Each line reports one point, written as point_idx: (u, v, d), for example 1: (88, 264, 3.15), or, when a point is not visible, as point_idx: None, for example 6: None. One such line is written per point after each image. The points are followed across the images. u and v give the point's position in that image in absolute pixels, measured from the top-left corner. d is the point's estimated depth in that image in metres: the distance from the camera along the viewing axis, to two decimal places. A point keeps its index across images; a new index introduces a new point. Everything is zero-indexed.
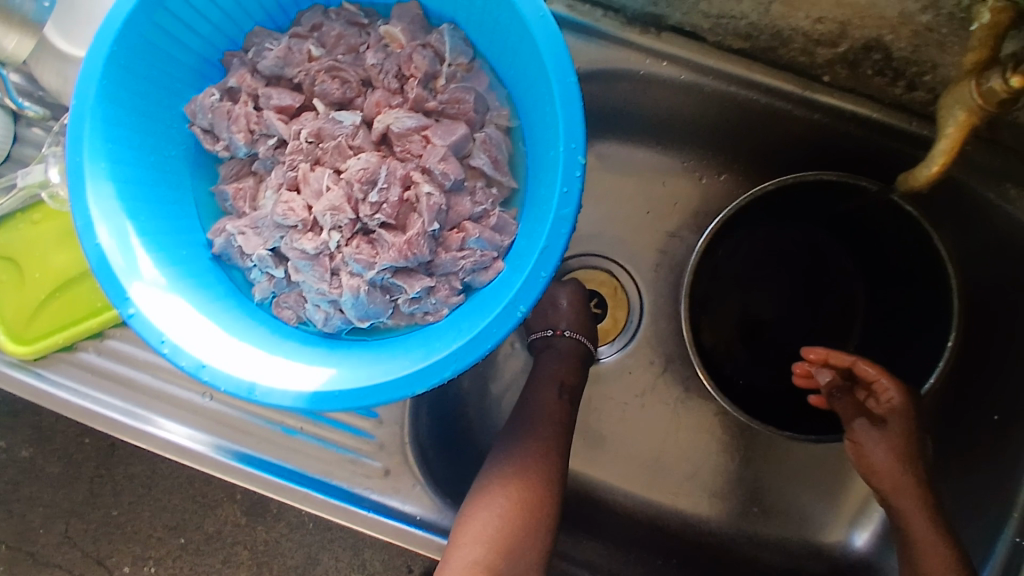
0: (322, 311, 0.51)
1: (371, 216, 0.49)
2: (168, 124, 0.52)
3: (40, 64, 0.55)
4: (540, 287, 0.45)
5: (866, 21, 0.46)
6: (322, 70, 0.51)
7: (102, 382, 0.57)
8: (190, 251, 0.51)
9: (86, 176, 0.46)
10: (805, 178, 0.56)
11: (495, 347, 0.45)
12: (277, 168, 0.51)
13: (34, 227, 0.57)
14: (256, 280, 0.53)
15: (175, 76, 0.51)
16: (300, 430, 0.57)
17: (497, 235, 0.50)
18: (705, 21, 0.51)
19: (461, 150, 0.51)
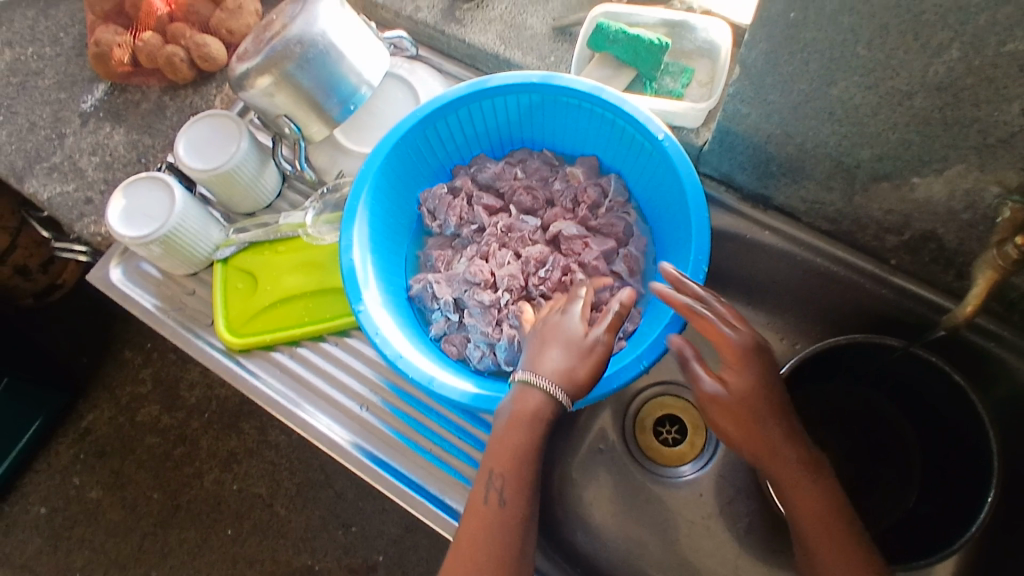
0: (480, 350, 0.67)
1: (537, 286, 0.68)
2: (405, 200, 0.72)
3: (319, 150, 0.79)
4: (661, 349, 0.60)
5: (925, 218, 0.61)
6: (521, 187, 0.72)
7: (285, 378, 0.73)
8: (396, 288, 0.69)
9: (357, 214, 0.64)
10: (873, 339, 0.68)
11: (618, 388, 0.60)
12: (473, 244, 0.71)
13: (277, 255, 0.77)
14: (435, 320, 0.70)
15: (420, 170, 0.72)
16: (427, 450, 0.70)
17: (625, 321, 0.67)
18: (801, 206, 0.69)
19: (609, 257, 0.69)
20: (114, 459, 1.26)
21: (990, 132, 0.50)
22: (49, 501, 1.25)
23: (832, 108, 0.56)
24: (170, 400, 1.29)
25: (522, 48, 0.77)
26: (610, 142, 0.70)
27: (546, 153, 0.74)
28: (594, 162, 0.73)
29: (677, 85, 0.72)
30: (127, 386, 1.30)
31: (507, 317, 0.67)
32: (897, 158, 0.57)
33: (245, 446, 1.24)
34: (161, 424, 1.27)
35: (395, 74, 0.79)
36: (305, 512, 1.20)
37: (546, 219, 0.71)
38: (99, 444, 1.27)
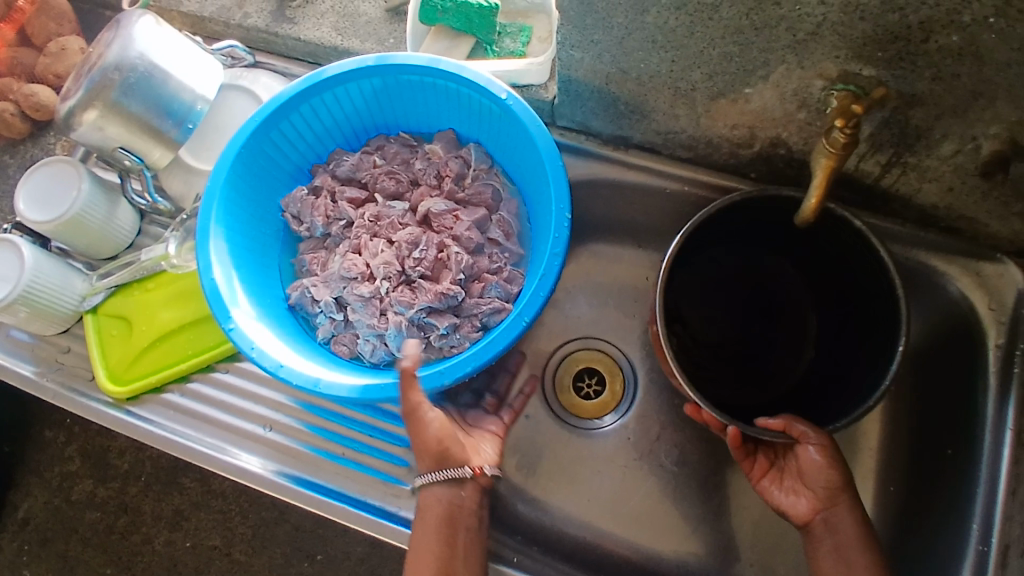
0: (371, 343, 0.65)
1: (414, 268, 0.66)
2: (266, 208, 0.70)
3: (168, 176, 0.75)
4: (539, 303, 0.58)
5: (767, 126, 0.62)
6: (382, 174, 0.70)
7: (180, 417, 0.70)
8: (273, 300, 0.67)
9: (211, 231, 0.62)
10: (768, 193, 0.61)
11: (504, 350, 0.58)
12: (345, 240, 0.69)
13: (147, 293, 0.74)
14: (321, 324, 0.68)
15: (277, 175, 0.70)
16: (341, 455, 0.68)
17: (509, 285, 0.66)
18: (658, 139, 0.70)
19: (483, 225, 0.68)
20: (58, 544, 1.18)
21: (797, 28, 0.51)
22: None
23: (653, 35, 0.57)
24: (102, 471, 1.20)
25: (360, 36, 0.76)
26: (461, 113, 0.70)
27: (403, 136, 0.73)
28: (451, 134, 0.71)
29: (518, 44, 0.72)
30: (55, 468, 1.20)
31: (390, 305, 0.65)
32: (724, 73, 0.58)
33: (190, 501, 1.18)
34: (98, 498, 1.19)
35: (236, 84, 0.76)
36: (266, 553, 1.15)
37: (413, 199, 0.70)
38: (39, 532, 1.18)
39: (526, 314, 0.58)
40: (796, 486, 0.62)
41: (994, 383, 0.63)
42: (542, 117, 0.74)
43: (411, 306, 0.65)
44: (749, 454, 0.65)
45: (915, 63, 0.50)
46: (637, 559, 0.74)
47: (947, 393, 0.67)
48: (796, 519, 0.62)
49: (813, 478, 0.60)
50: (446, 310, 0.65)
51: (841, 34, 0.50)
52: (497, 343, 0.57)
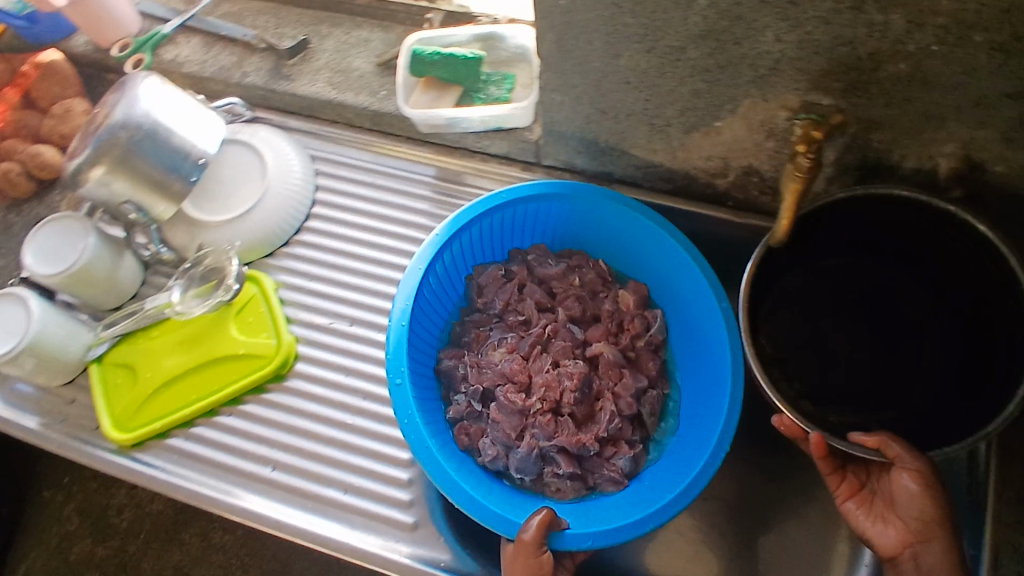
0: (494, 451, 0.67)
1: (569, 403, 0.68)
2: (439, 299, 0.74)
3: (173, 227, 0.78)
4: (670, 514, 0.60)
5: (739, 156, 0.66)
6: (573, 295, 0.75)
7: (184, 461, 0.71)
8: (424, 373, 0.70)
9: (412, 283, 0.67)
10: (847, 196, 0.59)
11: (625, 540, 0.60)
12: (516, 335, 0.73)
13: (151, 341, 0.76)
14: (456, 403, 0.71)
15: (460, 265, 0.74)
16: (345, 491, 0.68)
17: (639, 462, 0.69)
18: (639, 173, 0.73)
19: (640, 396, 0.71)
20: None
21: (759, 64, 0.55)
22: None
23: (627, 77, 0.61)
24: (102, 530, 1.19)
25: (353, 89, 0.80)
26: (640, 257, 0.75)
27: (599, 264, 0.77)
28: (644, 291, 0.75)
29: (502, 91, 0.76)
30: (53, 528, 1.20)
31: (533, 426, 0.68)
32: (695, 108, 0.62)
33: (190, 557, 1.16)
34: (97, 558, 1.18)
35: (237, 139, 0.80)
36: None
37: (584, 334, 0.73)
38: None
39: (659, 519, 0.60)
40: (884, 513, 0.59)
41: None
42: (528, 157, 0.78)
43: (551, 439, 0.67)
44: (838, 471, 0.62)
45: (870, 90, 0.54)
46: None
47: None
48: (885, 552, 0.58)
49: (906, 506, 0.57)
50: (576, 460, 0.68)
51: (799, 68, 0.54)
52: (638, 526, 0.60)
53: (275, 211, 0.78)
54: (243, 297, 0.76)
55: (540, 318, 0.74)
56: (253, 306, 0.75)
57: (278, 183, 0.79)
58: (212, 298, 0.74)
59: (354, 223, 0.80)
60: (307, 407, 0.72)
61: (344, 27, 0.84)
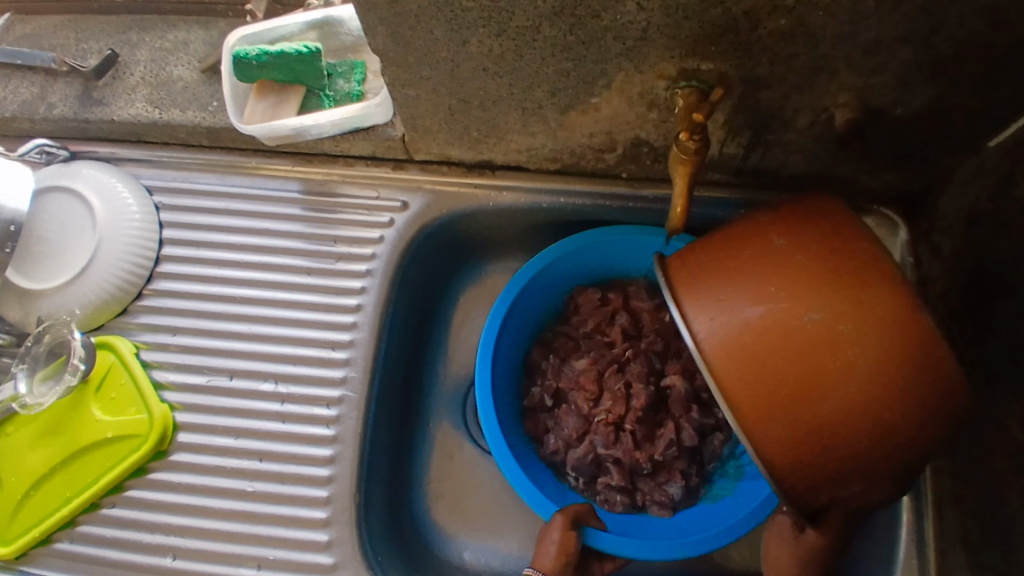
0: (557, 443, 0.70)
1: (635, 421, 0.68)
2: (517, 325, 0.73)
3: (3, 303, 0.67)
4: (700, 545, 0.62)
5: (624, 129, 0.58)
6: (659, 327, 0.73)
7: (80, 566, 0.63)
8: (507, 375, 0.72)
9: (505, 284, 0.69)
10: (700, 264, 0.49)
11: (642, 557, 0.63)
12: (598, 347, 0.73)
13: (8, 438, 0.66)
14: (534, 394, 0.74)
15: (535, 300, 0.73)
16: (259, 567, 0.62)
17: (689, 495, 0.69)
18: (522, 157, 0.65)
19: (706, 433, 0.70)
20: None
21: (625, 36, 0.48)
22: None
23: (483, 63, 0.53)
24: None
25: (180, 105, 0.69)
26: None
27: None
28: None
29: (353, 83, 0.66)
30: None
31: (594, 432, 0.69)
32: (566, 88, 0.54)
33: None
34: None
35: (57, 185, 0.69)
36: None
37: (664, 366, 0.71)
38: None
39: (690, 549, 0.63)
40: None
41: None
42: (398, 155, 0.69)
43: (610, 448, 0.68)
44: None
45: (750, 49, 0.48)
46: None
47: None
48: None
49: None
50: (630, 475, 0.69)
51: (670, 35, 0.47)
52: (673, 549, 0.62)
53: (116, 262, 0.67)
54: (100, 368, 0.66)
55: (620, 345, 0.72)
56: (114, 377, 0.66)
57: (113, 229, 0.68)
58: (64, 379, 0.64)
59: (216, 260, 0.70)
60: (200, 482, 0.64)
61: (157, 29, 0.73)
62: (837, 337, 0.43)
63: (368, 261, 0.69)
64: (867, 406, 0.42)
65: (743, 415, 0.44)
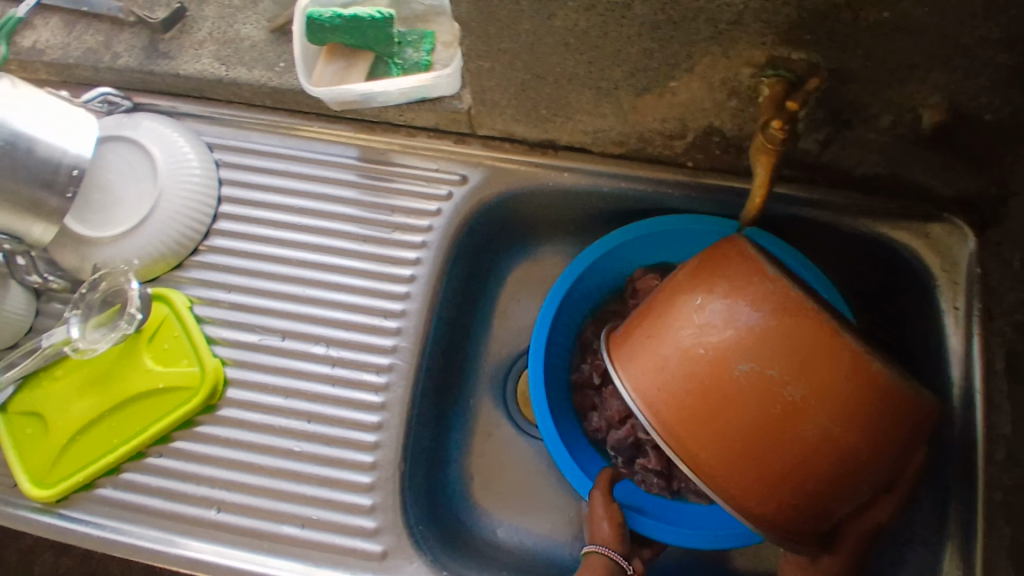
0: (600, 421, 0.73)
1: None
2: (576, 305, 0.74)
3: (59, 249, 0.67)
4: (731, 540, 0.64)
5: (698, 116, 0.58)
6: None
7: (121, 512, 0.64)
8: (562, 351, 0.74)
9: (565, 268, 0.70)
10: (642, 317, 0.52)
11: (669, 540, 0.66)
12: None
13: (55, 382, 0.66)
14: (584, 370, 0.76)
15: (593, 286, 0.74)
16: (302, 526, 0.63)
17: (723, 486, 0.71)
18: (587, 139, 0.65)
19: None
20: None
21: (719, 19, 0.47)
22: None
23: (565, 39, 0.52)
24: None
25: (246, 63, 0.68)
26: None
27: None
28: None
29: (422, 53, 0.65)
30: None
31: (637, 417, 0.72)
32: (646, 69, 0.53)
33: None
34: None
35: (118, 135, 0.69)
36: None
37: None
38: None
39: (722, 542, 0.64)
40: None
41: (955, 341, 0.62)
42: (461, 129, 0.68)
43: (650, 434, 0.71)
44: None
45: (845, 41, 0.47)
46: None
47: (912, 355, 0.67)
48: None
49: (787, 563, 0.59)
50: (667, 460, 0.71)
51: (765, 20, 0.46)
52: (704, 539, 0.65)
53: (175, 217, 0.68)
54: (155, 320, 0.67)
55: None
56: (168, 329, 0.67)
57: (172, 183, 0.68)
58: (118, 326, 0.65)
59: (274, 221, 0.70)
60: (249, 438, 0.65)
61: None
62: (770, 382, 0.44)
63: (424, 233, 0.69)
64: (818, 442, 0.44)
65: (712, 478, 0.47)
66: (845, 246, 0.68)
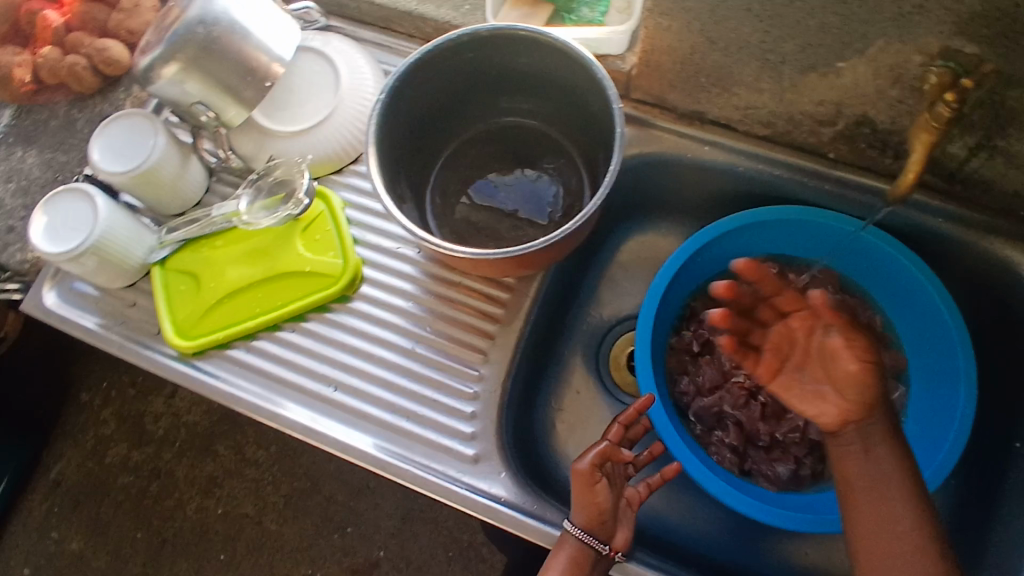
0: (690, 388, 0.76)
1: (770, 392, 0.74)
2: (693, 274, 0.77)
3: (241, 134, 0.75)
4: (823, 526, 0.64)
5: (854, 103, 0.61)
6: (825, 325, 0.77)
7: (246, 373, 0.70)
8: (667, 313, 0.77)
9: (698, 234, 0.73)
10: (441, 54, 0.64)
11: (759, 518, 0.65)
12: None
13: (216, 250, 0.73)
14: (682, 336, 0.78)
15: (719, 260, 0.78)
16: (408, 419, 0.67)
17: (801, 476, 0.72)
18: (736, 115, 0.69)
19: None
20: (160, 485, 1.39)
21: (904, 1, 0.50)
22: (112, 535, 1.38)
23: (751, 4, 0.56)
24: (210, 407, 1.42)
25: (436, 2, 0.76)
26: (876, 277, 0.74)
27: (876, 314, 0.76)
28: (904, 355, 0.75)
29: (596, 14, 0.71)
30: (162, 414, 1.43)
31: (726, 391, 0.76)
32: (820, 45, 0.57)
33: (283, 446, 1.38)
34: (205, 438, 1.41)
35: (308, 46, 0.77)
36: (345, 483, 1.35)
37: None
38: (151, 468, 1.40)
39: (813, 526, 0.64)
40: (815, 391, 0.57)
41: None
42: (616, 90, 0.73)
43: (736, 409, 0.75)
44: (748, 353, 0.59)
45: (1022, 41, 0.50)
46: (692, 542, 0.74)
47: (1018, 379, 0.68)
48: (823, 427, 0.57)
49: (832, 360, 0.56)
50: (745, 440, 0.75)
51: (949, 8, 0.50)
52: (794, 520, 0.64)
53: (345, 127, 0.75)
54: (311, 214, 0.73)
55: None
56: (321, 223, 0.73)
57: (352, 96, 0.75)
58: (280, 210, 0.72)
59: None
60: (371, 331, 0.70)
61: None
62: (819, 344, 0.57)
63: (563, 180, 0.75)
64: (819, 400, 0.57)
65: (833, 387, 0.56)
66: (967, 263, 0.69)
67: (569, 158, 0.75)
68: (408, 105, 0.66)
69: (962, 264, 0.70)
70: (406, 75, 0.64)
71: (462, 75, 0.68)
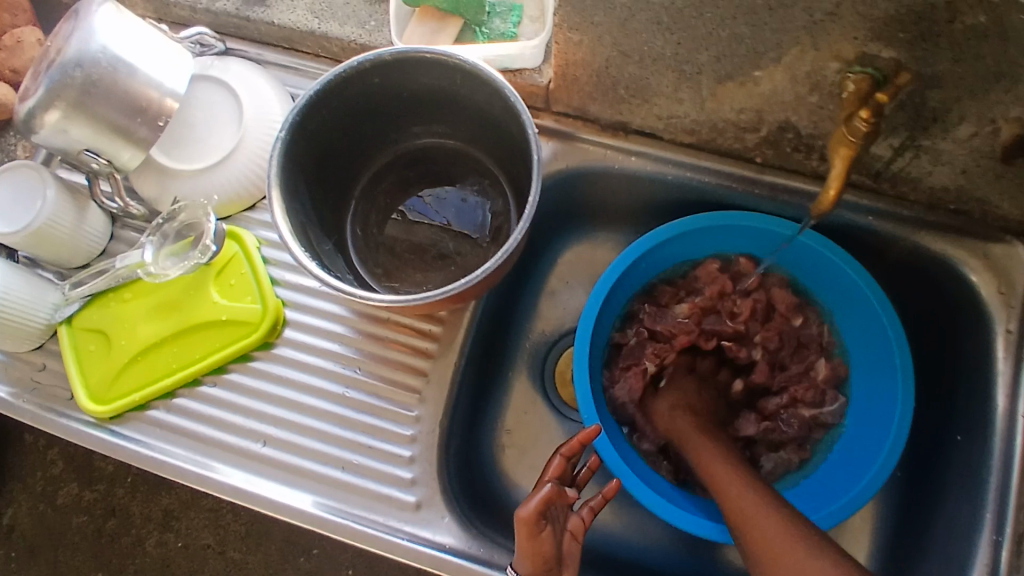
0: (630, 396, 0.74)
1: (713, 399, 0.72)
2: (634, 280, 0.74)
3: (141, 176, 0.70)
4: None
5: (774, 109, 0.59)
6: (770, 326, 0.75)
7: (169, 436, 0.66)
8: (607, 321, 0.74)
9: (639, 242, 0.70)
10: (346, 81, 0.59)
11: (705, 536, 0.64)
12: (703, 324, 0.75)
13: (125, 304, 0.69)
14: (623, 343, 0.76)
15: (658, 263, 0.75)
16: (343, 469, 0.64)
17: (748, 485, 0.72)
18: (659, 124, 0.66)
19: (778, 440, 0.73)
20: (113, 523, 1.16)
21: (814, 9, 0.48)
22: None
23: (659, 16, 0.53)
24: None
25: (338, 18, 0.71)
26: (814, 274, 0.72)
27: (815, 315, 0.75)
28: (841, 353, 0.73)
29: (508, 25, 0.68)
30: None
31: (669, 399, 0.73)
32: (733, 56, 0.54)
33: None
34: None
35: (207, 75, 0.72)
36: None
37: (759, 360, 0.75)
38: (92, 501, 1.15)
39: None
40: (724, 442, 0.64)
41: (1002, 366, 0.62)
42: (536, 103, 0.70)
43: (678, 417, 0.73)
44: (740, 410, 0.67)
45: (939, 43, 0.47)
46: (648, 559, 0.73)
47: (954, 371, 0.67)
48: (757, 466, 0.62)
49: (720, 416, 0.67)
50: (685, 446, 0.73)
51: (861, 14, 0.47)
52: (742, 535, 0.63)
53: (253, 159, 0.71)
54: (224, 256, 0.69)
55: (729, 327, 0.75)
56: (236, 267, 0.69)
57: (257, 126, 0.71)
58: (189, 257, 0.67)
59: None
60: (301, 379, 0.67)
61: None
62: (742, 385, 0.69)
63: (488, 199, 0.71)
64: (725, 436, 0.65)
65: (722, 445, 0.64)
66: (900, 257, 0.68)
67: (491, 176, 0.71)
68: (313, 140, 0.62)
69: (896, 258, 0.69)
70: (306, 111, 0.59)
71: (367, 102, 0.64)
